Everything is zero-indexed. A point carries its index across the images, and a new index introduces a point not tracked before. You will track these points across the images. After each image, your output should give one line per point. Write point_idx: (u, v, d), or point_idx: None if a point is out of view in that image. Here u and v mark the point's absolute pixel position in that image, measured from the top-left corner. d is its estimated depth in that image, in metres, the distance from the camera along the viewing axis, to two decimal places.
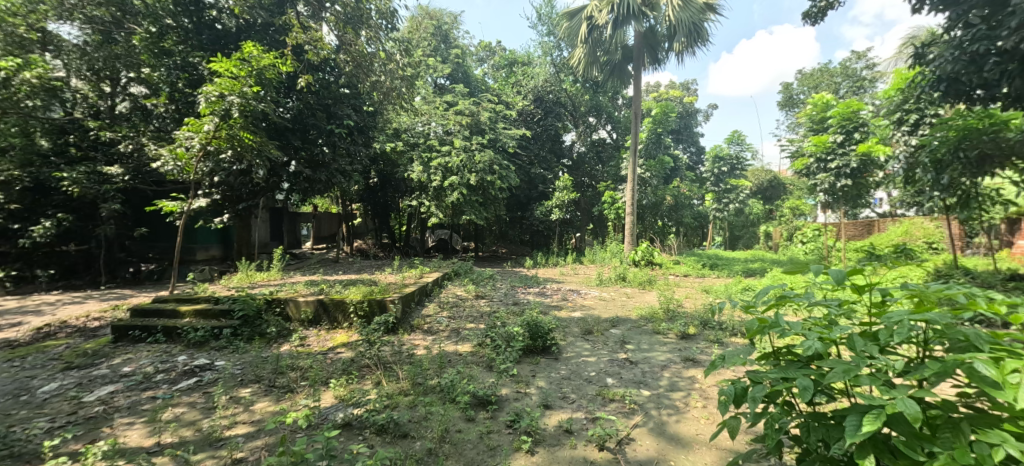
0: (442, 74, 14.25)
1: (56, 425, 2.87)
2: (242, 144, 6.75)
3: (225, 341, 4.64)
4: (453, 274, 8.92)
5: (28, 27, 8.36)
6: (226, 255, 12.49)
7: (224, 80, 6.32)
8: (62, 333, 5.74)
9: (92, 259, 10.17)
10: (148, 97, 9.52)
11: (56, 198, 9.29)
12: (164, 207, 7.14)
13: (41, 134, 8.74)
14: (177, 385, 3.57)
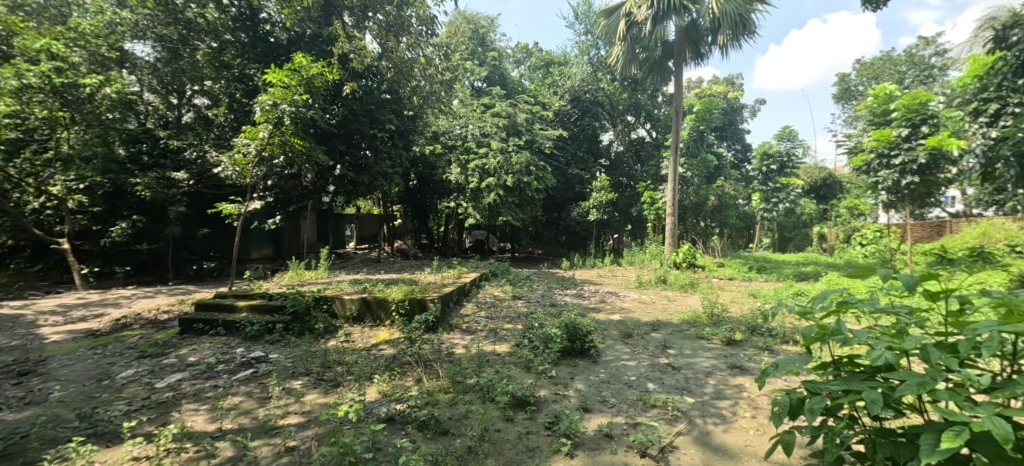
0: (479, 76, 14.44)
1: (133, 407, 3.15)
2: (293, 149, 7.13)
3: (278, 335, 4.91)
4: (491, 275, 9.00)
5: (108, 46, 9.43)
6: (278, 254, 13.21)
7: (277, 89, 6.67)
8: (136, 324, 6.28)
9: (162, 257, 11.05)
10: (209, 107, 10.25)
11: (132, 201, 10.17)
12: (223, 209, 7.65)
13: (119, 144, 9.61)
14: (235, 376, 3.81)
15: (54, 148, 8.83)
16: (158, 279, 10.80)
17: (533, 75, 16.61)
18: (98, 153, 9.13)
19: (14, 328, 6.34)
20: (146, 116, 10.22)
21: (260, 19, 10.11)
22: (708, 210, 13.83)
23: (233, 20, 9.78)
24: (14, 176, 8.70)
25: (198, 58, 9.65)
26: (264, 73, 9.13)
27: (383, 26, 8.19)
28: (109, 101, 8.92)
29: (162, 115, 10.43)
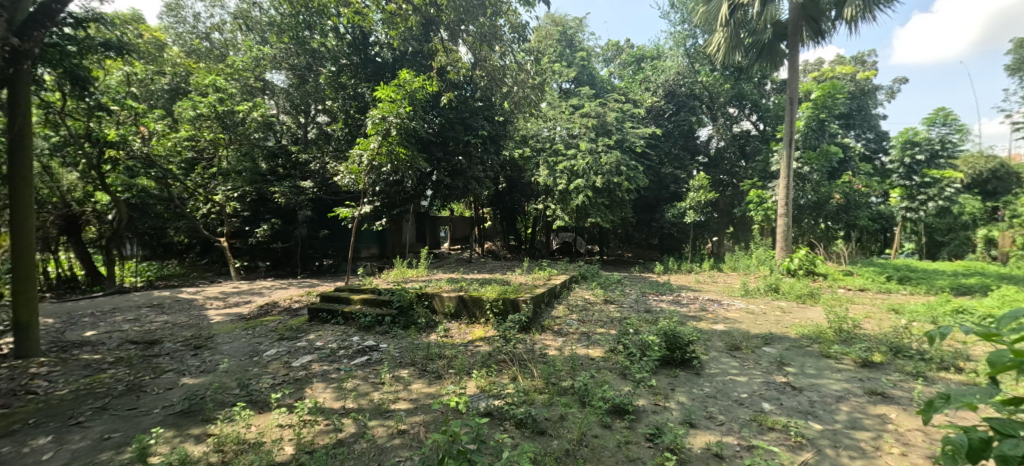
0: (567, 78, 14.37)
1: (277, 382, 3.69)
2: (398, 158, 7.76)
3: (387, 327, 5.37)
4: (580, 278, 8.87)
5: (255, 78, 11.67)
6: (383, 253, 14.47)
7: (386, 104, 7.29)
8: (274, 311, 7.36)
9: (291, 254, 12.79)
10: (329, 124, 11.63)
11: (271, 206, 11.93)
12: (340, 213, 8.59)
13: (261, 159, 11.30)
14: (353, 361, 4.26)
15: (217, 164, 10.72)
16: (289, 273, 12.52)
17: (624, 72, 16.04)
18: (247, 167, 10.87)
19: (190, 309, 7.82)
20: (280, 135, 11.85)
21: (369, 42, 10.85)
22: (831, 210, 12.13)
23: (348, 45, 10.79)
24: (189, 188, 10.86)
25: (321, 81, 11.00)
26: (374, 91, 10.07)
27: (478, 38, 8.09)
28: (255, 123, 10.64)
29: (293, 133, 12.07)
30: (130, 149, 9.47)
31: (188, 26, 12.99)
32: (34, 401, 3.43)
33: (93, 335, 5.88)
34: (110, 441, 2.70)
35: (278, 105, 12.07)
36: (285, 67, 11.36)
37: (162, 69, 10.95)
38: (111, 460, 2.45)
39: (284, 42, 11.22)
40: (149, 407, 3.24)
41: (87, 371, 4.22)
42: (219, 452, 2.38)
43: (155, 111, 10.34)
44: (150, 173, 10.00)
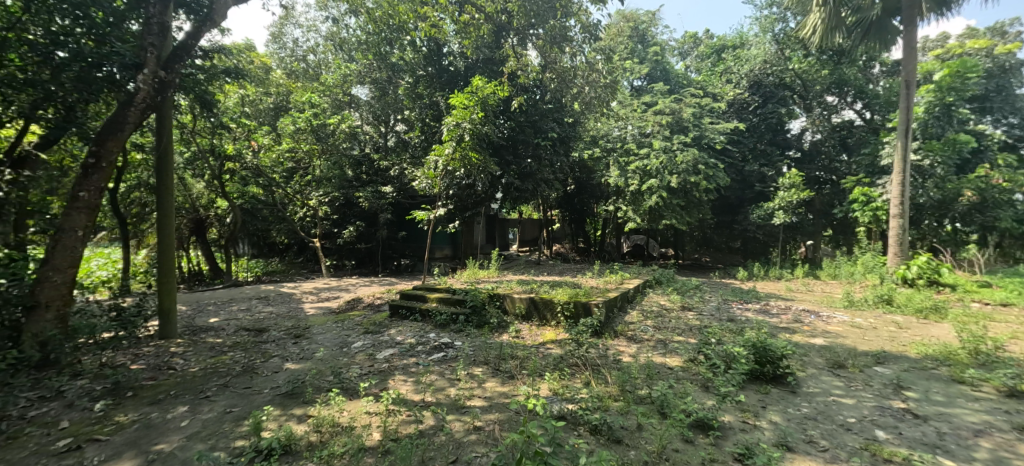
0: (640, 74, 13.85)
1: (364, 371, 3.99)
2: (471, 163, 8.00)
3: (461, 326, 5.56)
4: (655, 282, 8.49)
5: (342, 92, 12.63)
6: (455, 254, 15.00)
7: (459, 111, 7.54)
8: (359, 306, 7.96)
9: (373, 254, 13.74)
10: (407, 132, 12.33)
11: (356, 210, 12.92)
12: (417, 215, 9.07)
13: (348, 167, 12.23)
14: (430, 356, 4.47)
15: (312, 172, 11.84)
16: (371, 272, 13.46)
17: (702, 64, 15.11)
18: (336, 174, 11.88)
19: (289, 302, 8.72)
20: (364, 144, 12.74)
21: (443, 53, 11.30)
22: (961, 210, 10.38)
23: (424, 57, 11.29)
24: (288, 194, 12.22)
25: (401, 92, 11.72)
26: (448, 99, 10.46)
27: (547, 39, 8.07)
28: (343, 133, 11.97)
29: (376, 142, 12.93)
30: (243, 161, 10.95)
31: (288, 50, 14.74)
32: (174, 376, 4.05)
33: (215, 321, 6.79)
34: (231, 415, 3.10)
35: (361, 117, 12.75)
36: (368, 81, 12.21)
37: (268, 90, 12.41)
38: (232, 431, 2.80)
39: (368, 58, 12.14)
40: (260, 387, 3.67)
41: (212, 353, 4.89)
42: (318, 432, 2.62)
43: (262, 126, 11.71)
44: (259, 181, 11.51)
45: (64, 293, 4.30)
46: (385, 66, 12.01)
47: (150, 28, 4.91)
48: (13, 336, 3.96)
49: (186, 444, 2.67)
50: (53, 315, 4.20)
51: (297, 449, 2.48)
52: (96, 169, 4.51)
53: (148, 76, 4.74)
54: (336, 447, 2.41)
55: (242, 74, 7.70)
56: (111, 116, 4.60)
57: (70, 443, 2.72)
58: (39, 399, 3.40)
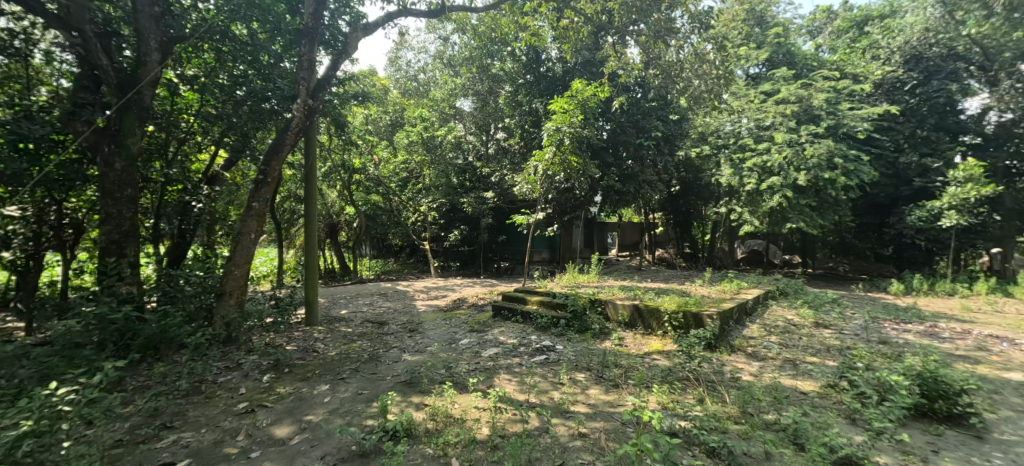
0: (758, 61, 12.49)
1: (472, 368, 4.21)
2: (570, 166, 7.95)
3: (561, 329, 5.54)
4: (779, 293, 7.54)
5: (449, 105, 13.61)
6: (553, 258, 15.06)
7: (559, 116, 7.56)
8: (464, 305, 8.42)
9: (476, 256, 14.45)
10: (507, 139, 12.72)
11: (461, 215, 13.70)
12: (518, 220, 9.30)
13: (453, 174, 12.97)
14: (533, 359, 4.54)
15: (423, 180, 12.82)
16: (474, 273, 14.18)
17: (837, 43, 13.10)
18: (443, 182, 12.72)
19: (404, 299, 9.56)
20: (467, 152, 13.43)
21: (541, 59, 11.40)
22: None
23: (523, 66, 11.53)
24: (402, 201, 13.50)
25: (501, 101, 12.12)
26: (546, 105, 10.55)
27: (650, 35, 7.70)
28: (448, 144, 12.85)
29: (478, 150, 13.52)
30: (367, 172, 12.46)
31: (402, 72, 16.30)
32: (317, 357, 4.72)
33: (346, 313, 7.73)
34: (363, 396, 3.50)
35: (466, 128, 13.42)
36: (471, 93, 12.91)
37: (387, 108, 13.80)
38: (363, 411, 3.16)
39: (472, 71, 12.77)
40: (384, 374, 4.09)
41: (344, 340, 5.58)
42: (433, 421, 2.83)
43: (381, 141, 13.13)
44: (379, 190, 12.94)
45: (241, 284, 5.27)
46: (487, 78, 12.53)
47: (304, 66, 5.84)
48: (207, 318, 4.97)
49: (328, 417, 3.09)
50: (234, 302, 5.18)
51: (417, 433, 2.70)
52: (263, 184, 5.52)
53: (302, 106, 5.70)
54: (450, 436, 2.58)
55: (366, 97, 8.69)
56: (273, 140, 5.57)
57: (247, 406, 3.33)
58: (225, 367, 4.22)
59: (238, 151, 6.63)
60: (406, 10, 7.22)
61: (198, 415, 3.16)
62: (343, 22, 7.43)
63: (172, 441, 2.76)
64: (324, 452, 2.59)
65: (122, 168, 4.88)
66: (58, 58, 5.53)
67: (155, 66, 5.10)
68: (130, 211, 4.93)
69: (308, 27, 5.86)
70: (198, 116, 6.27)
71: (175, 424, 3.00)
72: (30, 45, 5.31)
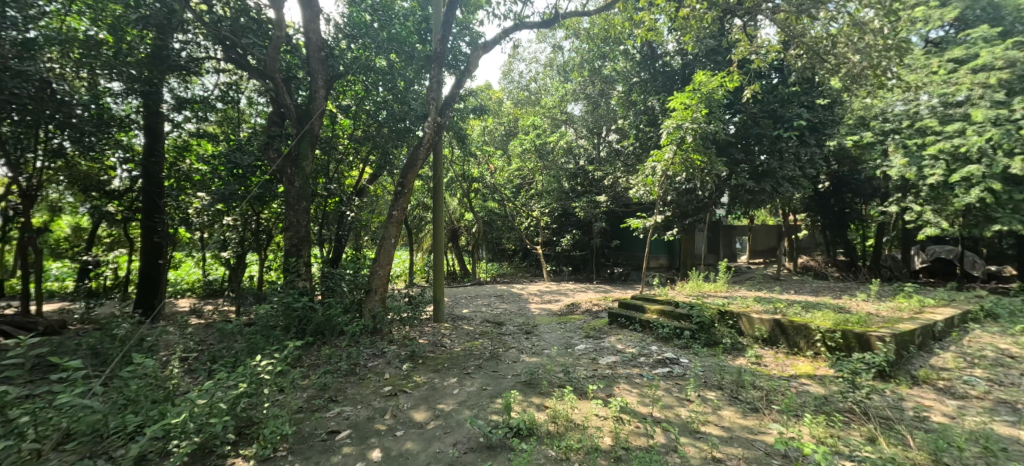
0: (942, 22, 10.06)
1: (590, 374, 4.14)
2: (693, 165, 7.33)
3: (686, 342, 5.13)
4: (981, 314, 5.93)
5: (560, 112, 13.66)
6: (671, 264, 14.12)
7: (679, 112, 7.04)
8: (577, 311, 8.34)
9: (589, 261, 14.29)
10: (620, 140, 12.30)
11: (574, 219, 13.64)
12: (634, 223, 8.90)
13: (564, 179, 12.98)
14: (655, 370, 4.29)
15: (536, 186, 13.11)
16: (586, 278, 14.04)
17: None
18: (555, 187, 12.81)
19: (519, 301, 9.86)
20: (579, 157, 13.26)
21: (658, 54, 10.50)
22: None
23: (636, 63, 10.85)
24: (516, 206, 14.05)
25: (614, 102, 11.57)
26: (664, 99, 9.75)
27: (792, 9, 6.75)
28: (560, 149, 12.91)
29: (590, 154, 13.07)
30: (485, 181, 13.30)
31: (515, 83, 16.92)
32: (445, 352, 5.14)
33: (467, 313, 8.27)
34: (487, 391, 3.71)
35: (577, 133, 13.42)
36: (582, 97, 12.91)
37: (501, 119, 14.55)
38: (489, 406, 3.35)
39: (582, 76, 12.69)
40: (505, 373, 4.27)
41: (467, 338, 5.97)
42: (555, 424, 2.85)
43: (496, 150, 13.80)
44: (495, 196, 13.59)
45: (384, 282, 6.01)
46: (598, 80, 12.38)
47: (434, 86, 6.42)
48: (358, 310, 5.77)
49: (458, 408, 3.34)
50: (378, 297, 5.92)
51: (539, 433, 2.76)
52: (400, 194, 6.26)
53: (432, 124, 6.30)
54: (573, 441, 2.58)
55: (484, 110, 9.24)
56: (408, 156, 6.26)
57: (391, 390, 3.77)
58: (372, 354, 4.85)
59: (380, 166, 7.62)
60: (520, 23, 7.51)
61: (354, 393, 3.68)
62: (463, 43, 8.09)
63: (336, 412, 3.26)
64: (456, 440, 2.80)
65: (300, 185, 5.96)
66: (254, 101, 7.07)
67: (321, 100, 6.12)
68: (305, 220, 5.98)
69: (436, 52, 6.45)
70: (350, 137, 7.38)
71: (338, 399, 3.54)
72: (240, 92, 6.82)
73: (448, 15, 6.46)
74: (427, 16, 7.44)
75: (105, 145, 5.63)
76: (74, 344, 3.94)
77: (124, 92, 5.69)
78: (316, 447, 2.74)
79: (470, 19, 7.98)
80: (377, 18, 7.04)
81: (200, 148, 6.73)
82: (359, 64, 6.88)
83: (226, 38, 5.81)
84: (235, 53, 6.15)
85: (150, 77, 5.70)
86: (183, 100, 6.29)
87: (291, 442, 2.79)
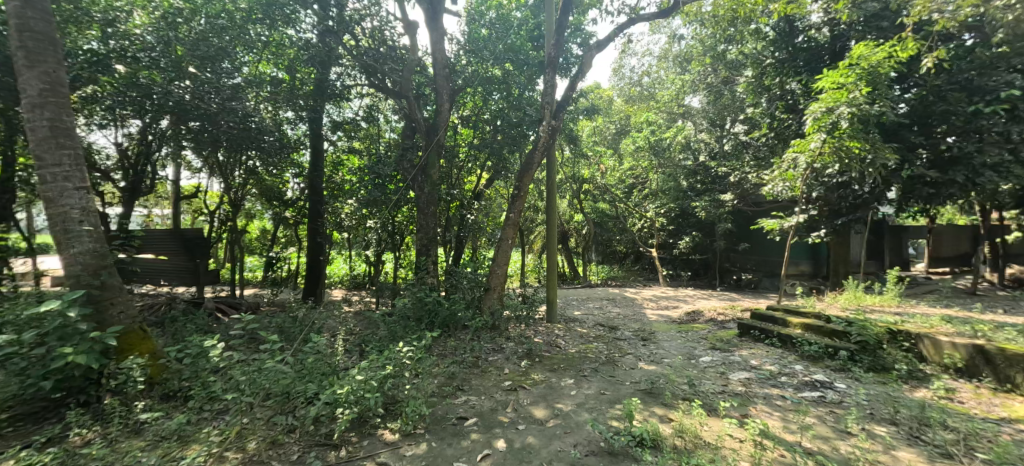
0: None
1: (720, 390, 3.78)
2: (851, 155, 6.17)
3: (843, 364, 4.36)
4: None
5: (679, 105, 12.69)
6: (817, 273, 12.19)
7: (830, 93, 5.99)
8: (700, 319, 7.68)
9: (711, 265, 13.13)
10: (749, 132, 10.54)
11: (694, 220, 12.62)
12: (769, 224, 7.94)
13: (682, 177, 12.04)
14: (801, 393, 3.75)
15: (651, 186, 12.50)
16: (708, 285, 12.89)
17: None
18: (671, 186, 11.99)
19: (633, 306, 9.48)
20: (698, 152, 12.15)
21: (798, 29, 8.78)
22: None
23: (768, 41, 9.15)
24: (629, 207, 13.52)
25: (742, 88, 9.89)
26: (806, 79, 8.26)
27: None
28: (678, 145, 12.05)
29: (711, 148, 11.82)
30: (596, 182, 13.03)
31: (627, 79, 16.29)
32: (561, 352, 5.18)
33: (579, 315, 8.22)
34: (606, 396, 3.64)
35: (696, 125, 12.12)
36: (701, 88, 11.60)
37: (612, 118, 14.47)
38: (608, 411, 3.29)
39: (703, 64, 11.49)
40: (623, 379, 4.15)
41: (581, 340, 5.94)
42: (681, 439, 2.69)
43: (607, 150, 13.44)
44: (607, 198, 13.25)
45: (502, 281, 6.30)
46: (722, 67, 10.97)
47: (548, 91, 6.50)
48: (478, 306, 6.13)
49: (577, 409, 3.34)
50: (496, 296, 6.21)
51: (664, 447, 2.61)
52: (516, 197, 6.50)
53: (546, 128, 6.42)
54: (704, 460, 2.38)
55: (595, 109, 9.13)
56: (523, 161, 6.45)
57: (511, 385, 3.93)
58: (492, 349, 5.11)
59: (496, 171, 8.01)
60: (635, 17, 7.22)
61: (478, 384, 3.92)
62: (575, 45, 8.10)
63: (464, 400, 3.51)
64: (577, 441, 2.81)
65: (428, 191, 6.60)
66: (389, 118, 8.00)
67: (445, 113, 6.68)
68: (433, 223, 6.57)
69: (550, 57, 6.53)
70: (468, 145, 7.79)
71: (464, 388, 3.81)
72: (378, 112, 7.77)
73: (561, 20, 6.51)
74: (538, 23, 7.75)
75: (284, 164, 6.95)
76: (264, 323, 4.90)
77: (296, 118, 6.99)
78: (449, 430, 2.99)
79: (582, 20, 7.91)
80: (493, 31, 7.43)
81: (349, 163, 7.70)
82: (480, 77, 7.25)
83: (370, 66, 6.70)
84: (376, 78, 7.01)
85: (315, 104, 6.85)
86: (337, 123, 7.59)
87: (427, 422, 3.08)
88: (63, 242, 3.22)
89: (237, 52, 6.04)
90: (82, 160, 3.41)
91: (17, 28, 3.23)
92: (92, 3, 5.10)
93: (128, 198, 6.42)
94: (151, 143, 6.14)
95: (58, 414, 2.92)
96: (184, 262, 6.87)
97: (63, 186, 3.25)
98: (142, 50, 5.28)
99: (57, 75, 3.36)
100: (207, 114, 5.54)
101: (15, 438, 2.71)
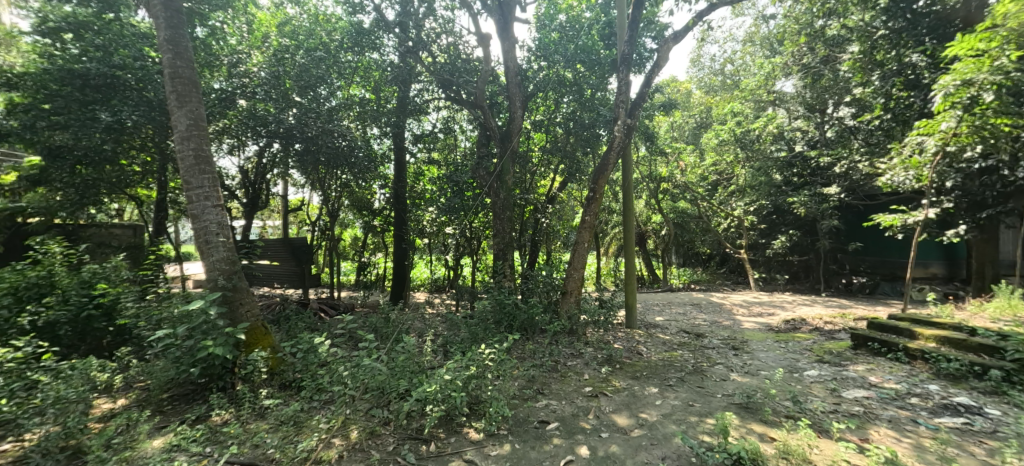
0: None
1: (832, 409, 3.38)
2: (996, 133, 5.15)
3: (994, 385, 3.65)
4: None
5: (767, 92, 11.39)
6: (954, 275, 10.42)
7: (968, 62, 4.98)
8: (802, 328, 6.93)
9: (813, 268, 11.78)
10: (857, 115, 9.31)
11: (790, 218, 11.46)
12: (887, 219, 6.99)
13: (776, 171, 10.93)
14: (938, 418, 3.22)
15: (737, 182, 11.69)
16: (811, 290, 11.56)
17: None
18: (762, 181, 10.97)
19: (722, 312, 8.83)
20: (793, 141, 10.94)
21: None
22: None
23: (878, 10, 7.87)
24: (713, 205, 12.72)
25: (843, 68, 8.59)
26: (933, 48, 7.04)
27: None
28: (769, 136, 10.96)
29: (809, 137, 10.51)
30: (675, 180, 12.42)
31: (707, 69, 15.39)
32: (642, 359, 4.98)
33: (661, 320, 7.82)
34: (695, 408, 3.43)
35: (790, 113, 10.71)
36: (796, 70, 9.88)
37: (692, 112, 14.24)
38: (698, 424, 3.10)
39: (797, 44, 9.89)
40: (714, 391, 3.88)
41: (665, 347, 5.65)
42: (785, 461, 2.43)
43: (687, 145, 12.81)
44: (687, 196, 12.59)
45: (578, 285, 6.19)
46: (820, 45, 9.42)
47: (622, 90, 6.31)
48: (555, 310, 6.10)
49: (662, 421, 3.20)
50: (574, 299, 6.13)
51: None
52: (592, 199, 6.37)
53: (621, 126, 6.22)
54: None
55: (673, 103, 8.72)
56: (599, 162, 6.28)
57: (592, 391, 3.87)
58: (571, 353, 5.07)
59: (570, 174, 7.92)
60: (717, 2, 6.74)
61: (558, 389, 3.91)
62: (649, 38, 7.84)
63: (545, 404, 3.53)
64: (665, 454, 2.69)
65: (504, 196, 6.75)
66: (465, 129, 8.20)
67: (518, 120, 6.79)
68: (508, 227, 6.68)
69: (623, 53, 6.32)
70: (541, 150, 7.70)
71: (545, 392, 3.82)
72: (455, 123, 8.11)
73: (634, 16, 6.27)
74: (610, 21, 7.56)
75: (372, 177, 7.51)
76: (360, 323, 5.35)
77: (382, 134, 7.53)
78: (531, 433, 3.02)
79: (656, 11, 7.60)
80: (564, 34, 7.49)
81: (429, 173, 8.11)
82: (551, 80, 7.41)
83: (446, 80, 7.11)
84: (452, 91, 7.33)
85: (398, 121, 7.37)
86: (417, 135, 7.95)
87: (510, 424, 3.14)
88: (204, 251, 3.81)
89: (333, 78, 6.75)
90: (218, 183, 4.00)
91: (170, 75, 3.91)
92: (220, 49, 6.10)
93: (250, 212, 7.40)
94: (266, 165, 7.02)
95: (203, 396, 3.47)
96: (293, 267, 7.68)
97: (204, 205, 3.85)
98: (258, 86, 6.05)
99: (199, 111, 3.98)
100: (310, 136, 6.15)
101: (174, 413, 3.27)
